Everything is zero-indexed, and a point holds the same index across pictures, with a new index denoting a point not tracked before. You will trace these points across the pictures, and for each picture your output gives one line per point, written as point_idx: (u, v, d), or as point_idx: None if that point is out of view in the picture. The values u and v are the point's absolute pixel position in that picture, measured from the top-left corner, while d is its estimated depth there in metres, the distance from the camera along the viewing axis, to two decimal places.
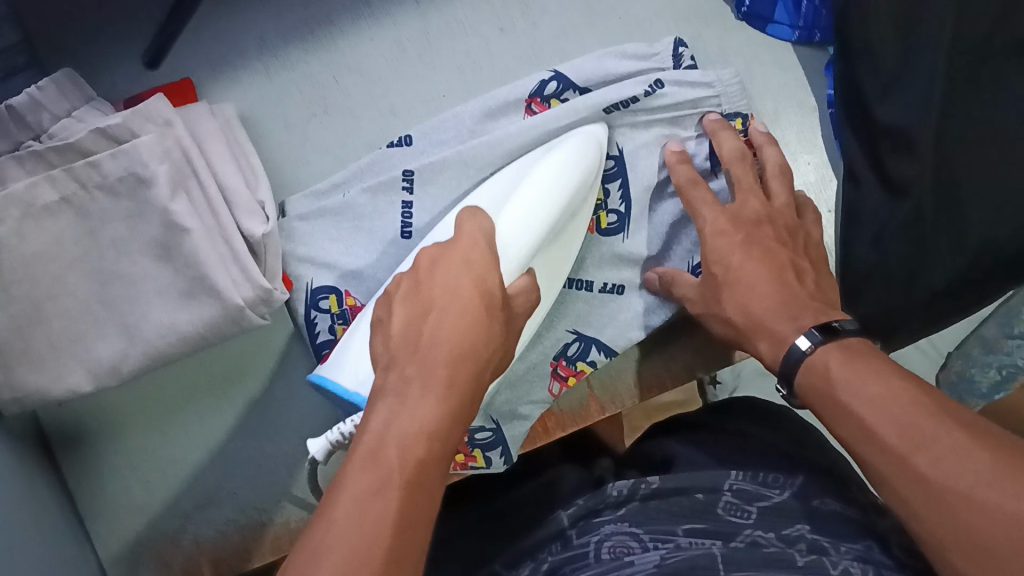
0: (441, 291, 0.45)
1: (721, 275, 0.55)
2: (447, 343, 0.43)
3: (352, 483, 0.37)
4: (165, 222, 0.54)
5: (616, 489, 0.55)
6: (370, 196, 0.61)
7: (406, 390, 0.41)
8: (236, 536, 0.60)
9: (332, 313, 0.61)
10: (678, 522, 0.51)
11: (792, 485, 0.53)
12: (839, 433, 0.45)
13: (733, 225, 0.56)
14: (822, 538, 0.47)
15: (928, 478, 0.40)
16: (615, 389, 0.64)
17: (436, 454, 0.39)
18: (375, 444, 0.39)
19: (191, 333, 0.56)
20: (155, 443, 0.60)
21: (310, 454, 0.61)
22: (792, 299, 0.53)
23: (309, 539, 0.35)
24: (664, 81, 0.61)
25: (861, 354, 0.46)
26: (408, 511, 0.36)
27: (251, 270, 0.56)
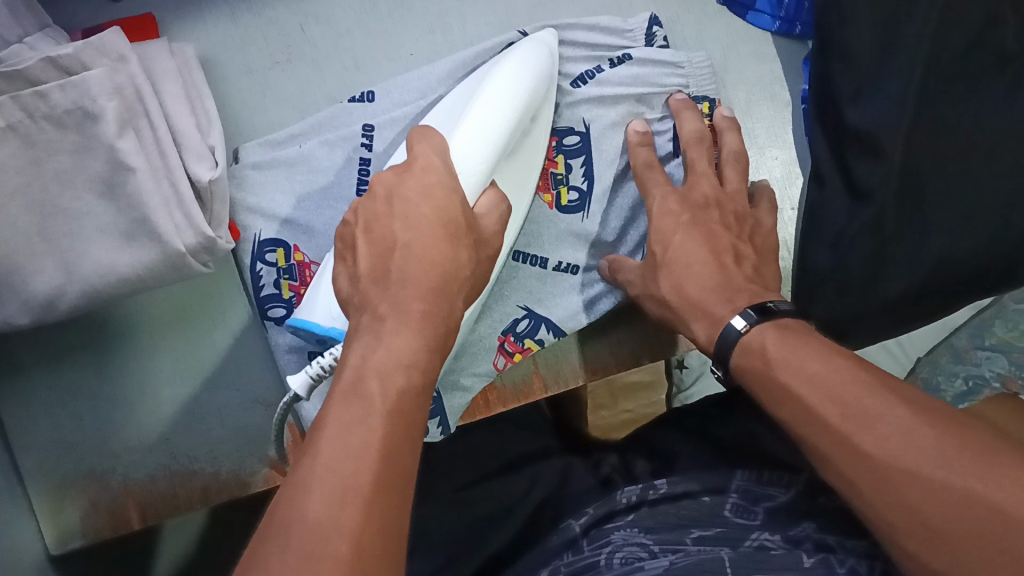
0: (402, 226, 0.43)
1: (662, 252, 0.55)
2: (416, 277, 0.42)
3: (333, 415, 0.36)
4: (110, 158, 0.53)
5: (626, 497, 0.55)
6: (327, 149, 0.60)
7: (381, 328, 0.40)
8: (165, 482, 0.60)
9: (279, 267, 0.60)
10: (687, 531, 0.50)
11: (796, 485, 0.54)
12: (778, 416, 0.44)
13: (681, 206, 0.57)
14: (827, 537, 0.48)
15: (872, 457, 0.39)
16: (559, 367, 0.63)
17: (415, 384, 0.38)
18: (351, 377, 0.37)
19: (130, 275, 0.55)
20: (91, 382, 0.60)
21: (244, 406, 0.61)
22: (730, 280, 0.52)
23: (299, 470, 0.34)
24: (631, 56, 0.62)
25: (799, 335, 0.45)
26: (392, 436, 0.35)
27: (194, 216, 0.55)
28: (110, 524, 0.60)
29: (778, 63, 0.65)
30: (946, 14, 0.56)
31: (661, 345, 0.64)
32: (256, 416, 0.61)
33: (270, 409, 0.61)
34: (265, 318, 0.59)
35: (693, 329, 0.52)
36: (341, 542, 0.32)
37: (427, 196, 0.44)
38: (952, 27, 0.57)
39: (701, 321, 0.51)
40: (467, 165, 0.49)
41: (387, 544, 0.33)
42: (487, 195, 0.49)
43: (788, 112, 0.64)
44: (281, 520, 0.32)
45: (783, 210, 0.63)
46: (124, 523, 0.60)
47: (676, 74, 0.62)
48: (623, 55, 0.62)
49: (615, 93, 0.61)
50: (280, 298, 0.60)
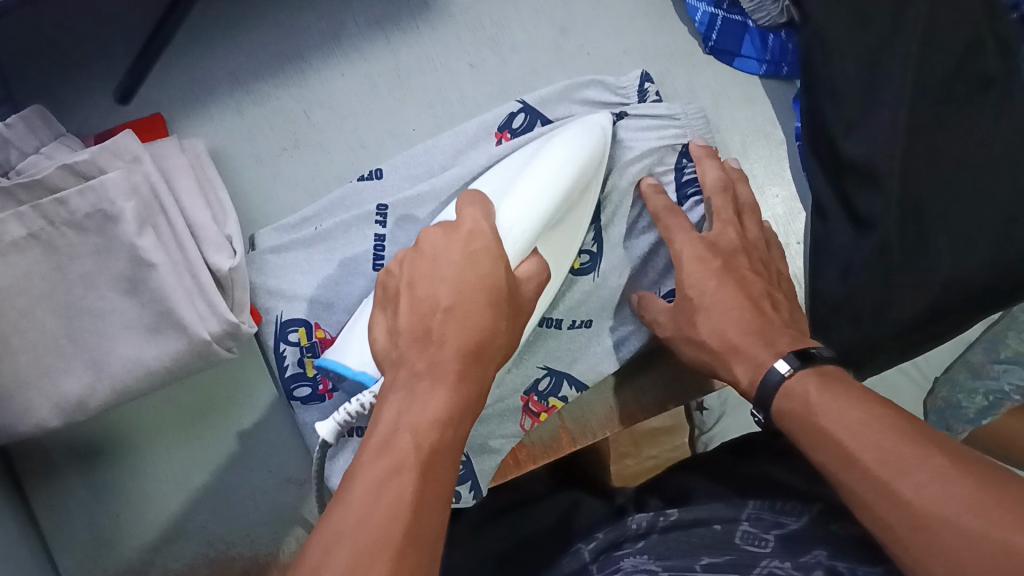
0: (445, 289, 0.44)
1: (695, 299, 0.56)
2: (453, 339, 0.42)
3: (365, 472, 0.36)
4: (131, 256, 0.54)
5: (636, 523, 0.57)
6: (343, 228, 0.62)
7: (416, 386, 0.41)
8: (205, 569, 0.61)
9: (302, 346, 0.61)
10: (695, 558, 0.50)
11: (809, 513, 0.53)
12: (819, 463, 0.45)
13: (711, 252, 0.57)
14: (839, 564, 0.46)
15: (911, 503, 0.40)
16: (584, 423, 0.64)
17: (449, 442, 0.39)
18: (388, 433, 0.39)
19: (157, 367, 0.56)
20: (124, 477, 0.60)
21: (279, 486, 0.62)
22: (766, 323, 0.53)
23: (328, 519, 0.35)
24: (628, 114, 0.63)
25: (845, 385, 0.46)
26: (423, 494, 0.36)
27: (217, 304, 0.56)
28: None
29: (767, 105, 0.67)
30: (927, 43, 0.59)
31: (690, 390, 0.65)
32: (290, 496, 0.62)
33: (303, 487, 0.62)
34: (291, 398, 0.60)
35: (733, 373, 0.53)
36: None
37: (472, 265, 0.45)
38: (931, 57, 0.59)
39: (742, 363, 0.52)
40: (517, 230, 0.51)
41: None
42: (527, 265, 0.51)
43: (784, 150, 0.66)
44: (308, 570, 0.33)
45: (789, 245, 0.65)
46: None
47: (672, 125, 0.63)
48: (619, 113, 0.63)
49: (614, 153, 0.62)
50: (305, 376, 0.60)
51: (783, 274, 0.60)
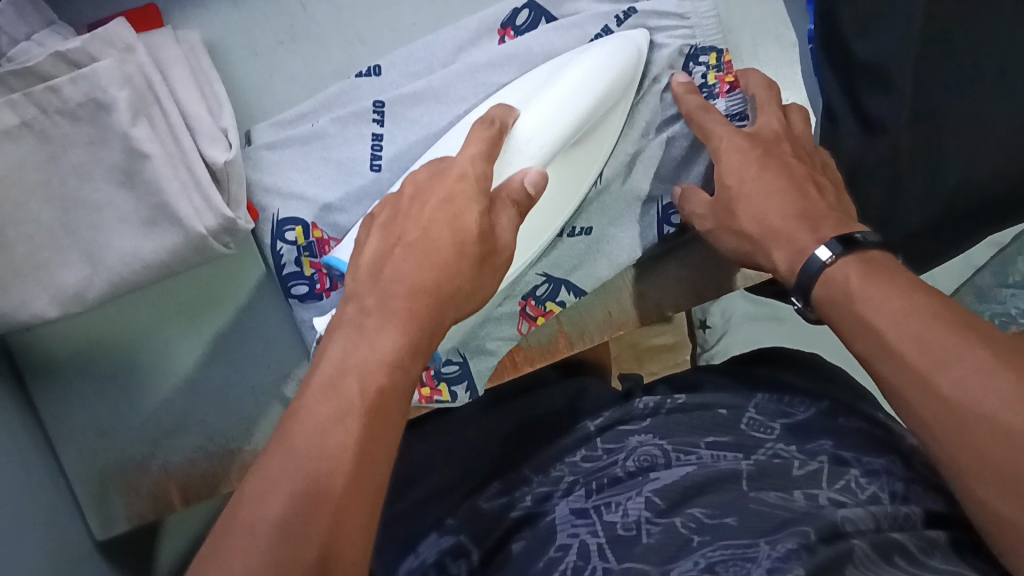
0: (415, 227, 0.47)
1: (735, 186, 0.55)
2: (406, 280, 0.44)
3: (310, 412, 0.38)
4: (125, 146, 0.53)
5: (642, 404, 0.57)
6: (339, 126, 0.61)
7: (365, 322, 0.43)
8: (204, 462, 0.61)
9: (299, 245, 0.60)
10: (701, 436, 0.52)
11: (818, 406, 0.54)
12: (854, 348, 0.46)
13: (751, 142, 0.56)
14: (845, 452, 0.49)
15: (950, 400, 0.40)
16: (583, 324, 0.65)
17: (396, 384, 0.41)
18: (333, 371, 0.40)
19: (154, 260, 0.56)
20: (124, 371, 0.61)
21: (277, 383, 0.62)
22: (810, 208, 0.52)
23: (268, 463, 0.37)
24: (636, 10, 0.60)
25: (885, 268, 0.46)
26: (367, 438, 0.38)
27: (212, 198, 0.55)
28: (153, 508, 0.61)
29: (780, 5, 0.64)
30: None
31: (701, 286, 0.65)
32: (288, 393, 0.62)
33: (300, 385, 0.63)
34: (289, 296, 0.60)
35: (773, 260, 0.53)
36: (310, 549, 0.34)
37: (448, 205, 0.47)
38: None
39: (781, 250, 0.52)
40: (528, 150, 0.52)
41: (353, 551, 0.36)
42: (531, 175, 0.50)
43: (797, 52, 0.64)
44: (244, 521, 0.35)
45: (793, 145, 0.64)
46: (166, 506, 0.61)
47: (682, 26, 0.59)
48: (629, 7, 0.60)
49: None
50: (302, 275, 0.60)
51: (829, 166, 0.58)
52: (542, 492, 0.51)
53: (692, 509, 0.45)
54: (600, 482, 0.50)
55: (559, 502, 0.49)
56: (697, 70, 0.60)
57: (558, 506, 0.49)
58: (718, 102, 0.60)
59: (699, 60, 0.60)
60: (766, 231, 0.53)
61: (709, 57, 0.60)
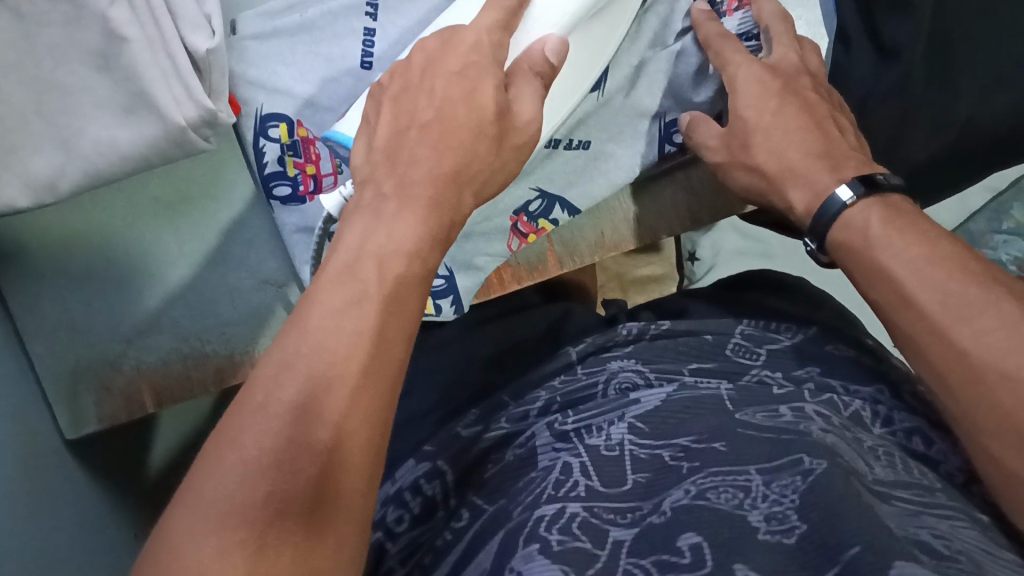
0: (429, 102, 0.45)
1: (754, 120, 0.53)
2: (427, 165, 0.42)
3: (328, 293, 0.37)
4: (104, 28, 0.50)
5: (626, 329, 0.56)
6: (330, 17, 0.57)
7: (380, 207, 0.41)
8: (178, 364, 0.60)
9: (282, 144, 0.58)
10: (683, 362, 0.52)
11: (804, 332, 0.54)
12: (873, 297, 0.45)
13: (772, 73, 0.53)
14: (832, 380, 0.49)
15: (970, 354, 0.40)
16: (574, 243, 0.64)
17: (416, 273, 0.39)
18: (353, 254, 0.39)
19: (131, 151, 0.53)
20: (98, 266, 0.58)
21: (255, 287, 0.61)
22: (832, 148, 0.51)
23: (280, 344, 0.35)
24: None
25: (908, 215, 0.45)
26: (385, 322, 0.37)
27: (194, 87, 0.52)
28: (125, 408, 0.60)
29: None
30: None
31: (699, 206, 0.63)
32: (267, 298, 0.61)
33: (281, 291, 0.61)
34: (270, 197, 0.58)
35: (786, 198, 0.52)
36: (323, 430, 0.33)
37: (461, 77, 0.45)
38: None
39: (799, 189, 0.51)
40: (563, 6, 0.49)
41: (369, 435, 0.35)
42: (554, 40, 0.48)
43: None
44: (255, 400, 0.34)
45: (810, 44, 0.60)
46: (138, 407, 0.60)
47: None
48: None
49: None
50: (285, 176, 0.58)
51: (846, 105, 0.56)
52: (519, 414, 0.51)
53: (680, 440, 0.43)
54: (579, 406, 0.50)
55: (537, 425, 0.49)
56: None
57: (537, 428, 0.49)
58: (725, 21, 0.57)
59: None
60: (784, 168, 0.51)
61: None
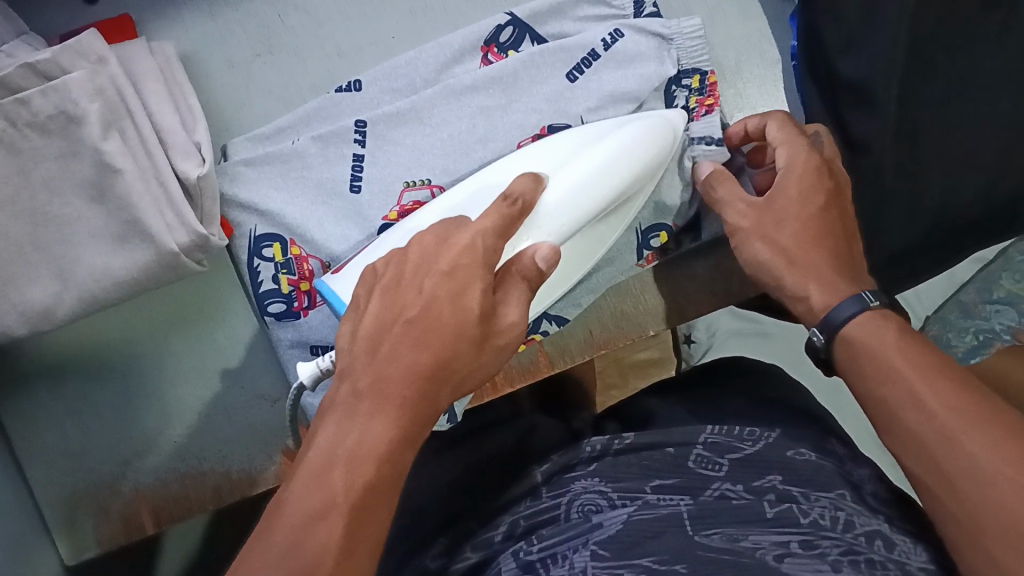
0: (420, 296, 0.42)
1: (791, 203, 0.52)
2: (405, 360, 0.40)
3: (293, 507, 0.36)
4: (96, 160, 0.52)
5: (590, 446, 0.58)
6: (319, 147, 0.59)
7: (356, 406, 0.39)
8: (175, 484, 0.60)
9: (276, 262, 0.59)
10: (646, 480, 0.52)
11: (763, 440, 0.55)
12: (881, 398, 0.45)
13: (822, 175, 0.52)
14: (791, 489, 0.50)
15: (976, 456, 0.40)
16: (562, 343, 0.65)
17: (385, 479, 0.38)
18: (321, 462, 0.37)
19: (125, 277, 0.54)
20: (95, 391, 0.59)
21: (250, 403, 0.61)
22: (843, 254, 0.51)
23: (273, 517, 0.36)
24: (623, 32, 0.59)
25: (917, 337, 0.46)
26: (352, 537, 0.36)
27: (185, 215, 0.54)
28: (124, 531, 0.59)
29: (764, 22, 0.64)
30: None
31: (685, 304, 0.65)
32: (262, 414, 0.61)
33: (275, 405, 0.61)
34: (264, 313, 0.59)
35: (805, 298, 0.51)
36: None
37: (450, 279, 0.42)
38: None
39: (818, 285, 0.50)
40: (549, 225, 0.50)
41: None
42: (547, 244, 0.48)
43: (778, 69, 0.64)
44: None
45: None
46: (137, 529, 0.60)
47: (666, 47, 0.59)
48: (615, 31, 0.59)
49: (614, 78, 0.58)
50: (279, 292, 0.59)
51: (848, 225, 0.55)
52: (484, 542, 0.51)
53: (641, 560, 0.42)
54: (540, 533, 0.49)
55: (503, 554, 0.49)
56: (678, 95, 0.59)
57: (503, 556, 0.48)
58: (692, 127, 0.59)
59: (681, 83, 0.59)
60: (806, 267, 0.51)
61: (691, 80, 0.59)
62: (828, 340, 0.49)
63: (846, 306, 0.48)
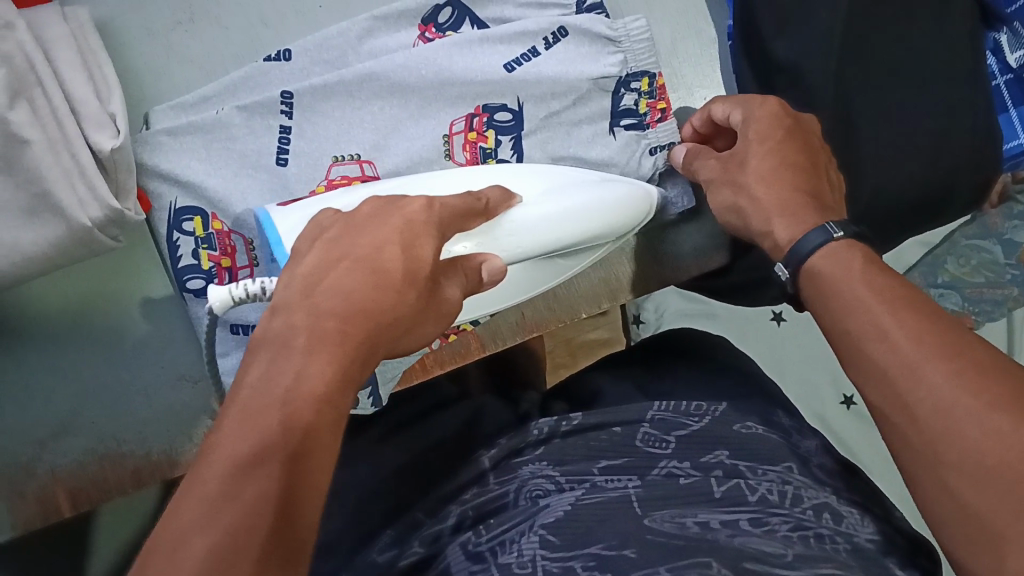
0: (377, 242, 0.38)
1: (753, 141, 0.49)
2: (346, 296, 0.36)
3: (218, 457, 0.31)
4: (2, 131, 0.49)
5: (538, 428, 0.55)
6: (245, 118, 0.57)
7: (291, 343, 0.34)
8: (94, 465, 0.58)
9: (197, 237, 0.57)
10: (594, 460, 0.50)
11: (710, 414, 0.54)
12: (845, 331, 0.41)
13: (780, 118, 0.50)
14: (737, 463, 0.49)
15: (940, 386, 0.37)
16: (494, 325, 0.64)
17: (329, 419, 0.34)
18: (254, 404, 0.32)
19: (35, 251, 0.52)
20: (6, 371, 0.57)
21: (170, 384, 0.60)
22: (817, 196, 0.47)
23: (198, 469, 0.31)
24: (567, 30, 0.58)
25: (883, 268, 0.43)
26: (292, 485, 0.31)
27: (99, 188, 0.52)
28: (41, 514, 0.58)
29: None
30: None
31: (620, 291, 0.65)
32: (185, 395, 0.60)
33: (198, 386, 0.60)
34: (183, 290, 0.57)
35: (771, 233, 0.47)
36: None
37: (399, 232, 0.39)
38: None
39: (783, 219, 0.46)
40: (512, 238, 0.49)
41: None
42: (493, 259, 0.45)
43: (715, 49, 0.63)
44: None
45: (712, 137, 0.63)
46: (54, 511, 0.58)
47: (613, 49, 0.59)
48: (559, 29, 0.58)
49: (552, 74, 0.58)
50: (199, 269, 0.57)
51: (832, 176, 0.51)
52: (432, 535, 0.47)
53: (589, 548, 0.39)
54: (487, 523, 0.46)
55: (450, 546, 0.45)
56: (628, 97, 0.60)
57: (450, 549, 0.45)
58: (647, 132, 0.61)
59: (631, 86, 0.60)
60: (770, 203, 0.47)
61: (641, 83, 0.60)
62: (794, 275, 0.46)
63: (809, 239, 0.44)
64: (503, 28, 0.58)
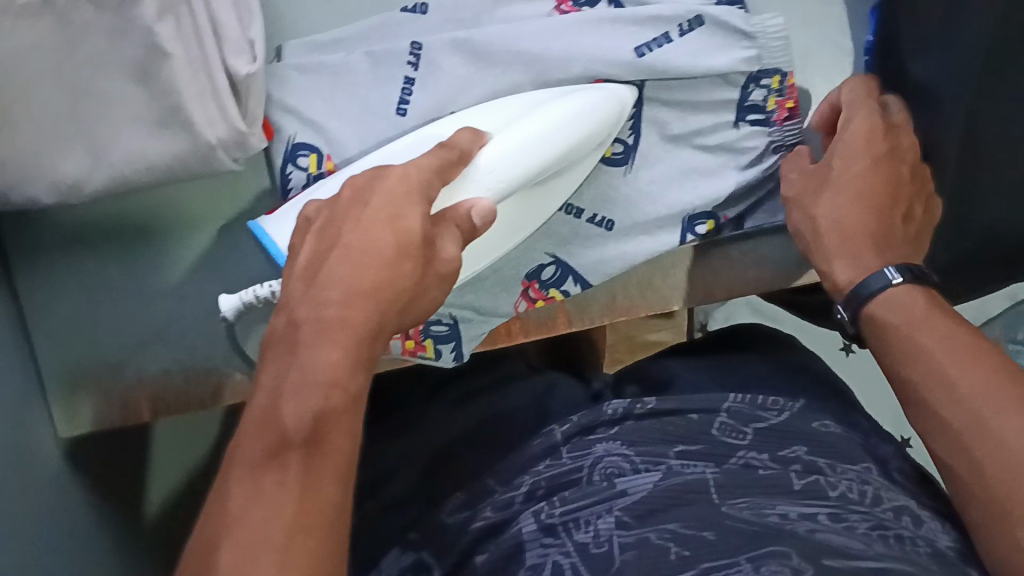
0: (355, 224, 0.41)
1: (837, 169, 0.54)
2: (344, 282, 0.39)
3: (242, 452, 0.37)
4: (148, 42, 0.51)
5: (612, 408, 0.55)
6: (371, 65, 0.59)
7: (296, 339, 0.38)
8: (178, 376, 0.61)
9: (310, 173, 0.59)
10: (669, 444, 0.51)
11: (790, 409, 0.54)
12: (907, 376, 0.47)
13: (872, 140, 0.54)
14: (818, 460, 0.49)
15: (1009, 441, 0.41)
16: (583, 304, 0.65)
17: (336, 407, 0.37)
18: (265, 403, 0.37)
19: (160, 163, 0.54)
20: (110, 272, 0.59)
21: None
22: (889, 231, 0.52)
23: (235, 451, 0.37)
24: (703, 20, 0.58)
25: (949, 319, 0.47)
26: (311, 468, 0.36)
27: (228, 109, 0.54)
28: (121, 416, 0.61)
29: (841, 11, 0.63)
30: None
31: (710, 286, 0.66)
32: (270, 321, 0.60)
33: None
34: None
35: (831, 272, 0.53)
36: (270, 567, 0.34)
37: (387, 206, 0.42)
38: None
39: (846, 256, 0.53)
40: (487, 181, 0.51)
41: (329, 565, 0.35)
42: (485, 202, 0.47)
43: (849, 61, 0.62)
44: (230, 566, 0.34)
45: None
46: (135, 416, 0.61)
47: (745, 44, 0.58)
48: (695, 18, 0.58)
49: (682, 61, 0.58)
50: None
51: (921, 200, 0.54)
52: (504, 502, 0.49)
53: (666, 526, 0.43)
54: (561, 495, 0.48)
55: (523, 513, 0.47)
56: (756, 93, 0.59)
57: (522, 516, 0.47)
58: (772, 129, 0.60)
59: (760, 82, 0.59)
60: (841, 235, 0.53)
61: (771, 80, 0.59)
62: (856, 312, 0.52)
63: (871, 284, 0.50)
64: (639, 11, 0.58)
